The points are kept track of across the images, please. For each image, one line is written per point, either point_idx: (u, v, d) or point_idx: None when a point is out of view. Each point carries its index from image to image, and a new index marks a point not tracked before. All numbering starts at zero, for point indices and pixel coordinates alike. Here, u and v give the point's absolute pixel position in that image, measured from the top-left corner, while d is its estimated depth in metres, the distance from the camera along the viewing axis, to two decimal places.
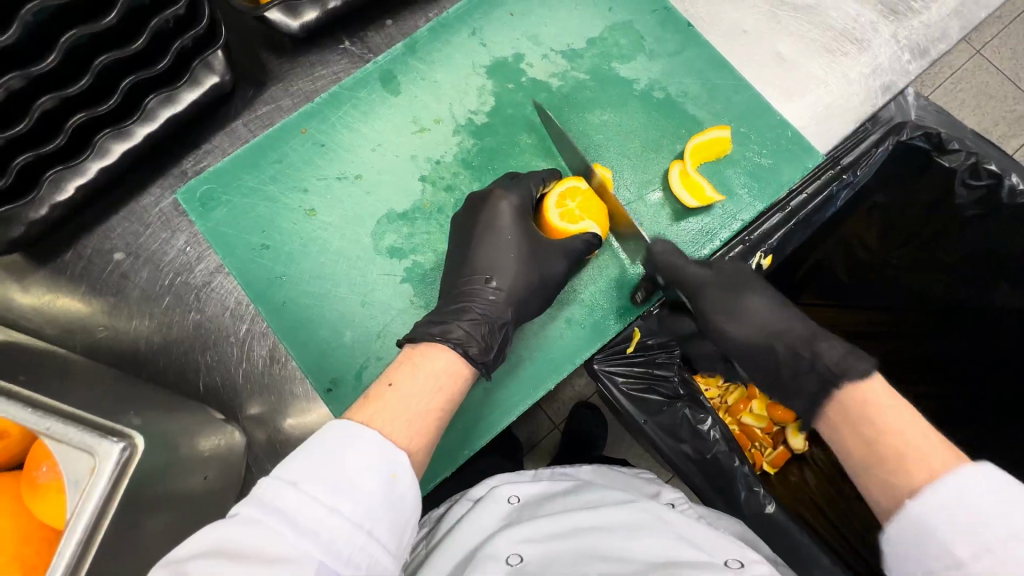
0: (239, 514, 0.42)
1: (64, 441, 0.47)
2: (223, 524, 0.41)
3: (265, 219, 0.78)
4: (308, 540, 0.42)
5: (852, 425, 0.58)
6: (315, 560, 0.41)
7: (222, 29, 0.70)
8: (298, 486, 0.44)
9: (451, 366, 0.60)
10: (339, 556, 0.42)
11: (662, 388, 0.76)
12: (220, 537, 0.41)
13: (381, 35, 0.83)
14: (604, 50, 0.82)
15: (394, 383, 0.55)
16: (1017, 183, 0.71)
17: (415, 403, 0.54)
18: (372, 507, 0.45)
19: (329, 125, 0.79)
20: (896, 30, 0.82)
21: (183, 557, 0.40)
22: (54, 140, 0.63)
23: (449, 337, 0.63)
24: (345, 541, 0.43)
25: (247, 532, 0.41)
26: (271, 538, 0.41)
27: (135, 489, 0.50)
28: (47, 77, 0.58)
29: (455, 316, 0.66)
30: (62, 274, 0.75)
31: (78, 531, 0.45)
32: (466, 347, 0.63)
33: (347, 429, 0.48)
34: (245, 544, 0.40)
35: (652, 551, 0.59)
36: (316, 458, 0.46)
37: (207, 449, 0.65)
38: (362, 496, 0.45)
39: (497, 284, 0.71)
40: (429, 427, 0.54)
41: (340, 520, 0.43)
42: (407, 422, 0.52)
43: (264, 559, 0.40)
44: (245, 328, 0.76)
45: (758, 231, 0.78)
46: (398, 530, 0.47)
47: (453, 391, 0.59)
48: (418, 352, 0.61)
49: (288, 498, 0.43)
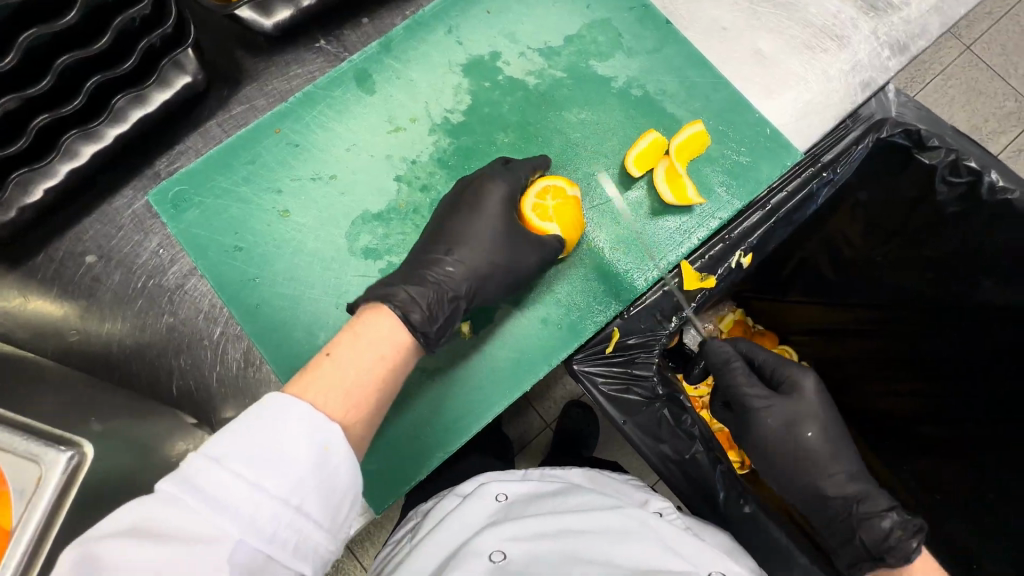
0: (163, 492, 0.43)
1: (9, 452, 0.46)
2: (150, 501, 0.43)
3: (238, 220, 0.77)
4: (229, 518, 0.43)
5: None
6: (235, 538, 0.43)
7: (191, 27, 0.69)
8: (222, 462, 0.45)
9: (395, 337, 0.61)
10: (262, 532, 0.44)
11: (640, 388, 0.75)
12: (144, 515, 0.42)
13: (356, 33, 0.82)
14: (582, 48, 0.82)
15: (332, 353, 0.56)
16: (996, 179, 0.71)
17: (352, 373, 0.55)
18: (300, 483, 0.46)
19: (303, 124, 0.78)
20: (876, 27, 0.81)
21: (103, 535, 0.42)
22: (17, 142, 0.62)
23: (393, 300, 0.63)
24: (269, 517, 0.44)
25: (169, 511, 0.42)
26: (193, 515, 0.43)
27: (87, 499, 0.49)
28: (7, 77, 0.57)
29: (406, 281, 0.66)
30: (33, 277, 0.74)
31: (23, 542, 0.45)
32: (410, 313, 0.63)
33: (280, 400, 0.49)
34: (170, 523, 0.42)
35: (636, 557, 0.61)
36: (244, 432, 0.46)
37: (177, 454, 0.64)
38: (289, 473, 0.46)
39: (456, 256, 0.70)
40: (367, 398, 0.55)
41: (263, 496, 0.44)
42: (342, 392, 0.54)
43: (187, 538, 0.42)
44: (219, 331, 0.75)
45: (739, 229, 0.77)
46: (331, 505, 0.48)
47: (396, 361, 0.59)
48: (362, 320, 0.61)
49: (210, 475, 0.44)
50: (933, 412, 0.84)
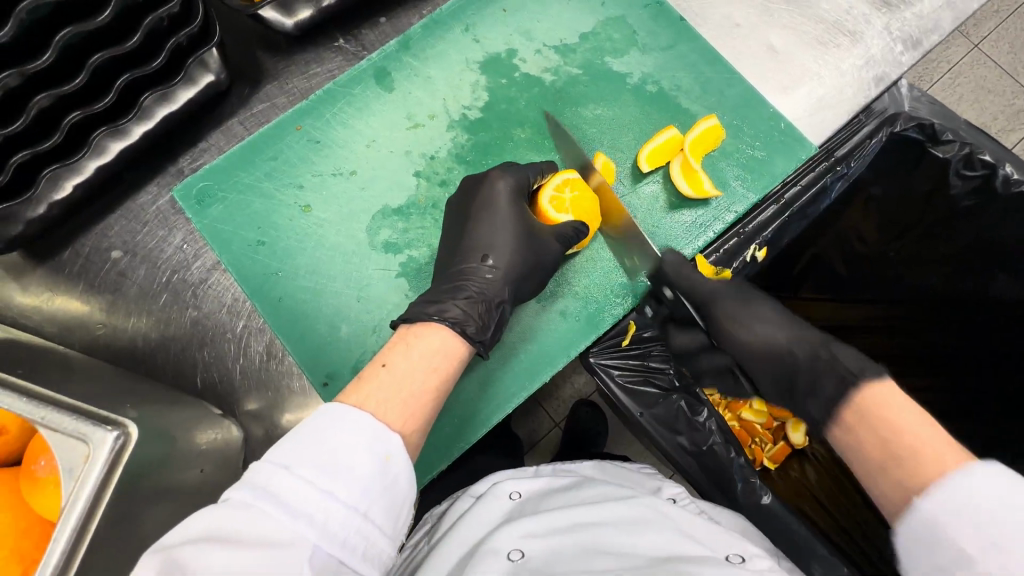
0: (232, 499, 0.43)
1: (58, 431, 0.48)
2: (220, 509, 0.42)
3: (260, 216, 0.78)
4: (303, 523, 0.42)
5: (867, 425, 0.56)
6: (311, 543, 0.42)
7: (216, 26, 0.71)
8: (291, 470, 0.44)
9: (447, 346, 0.61)
10: (334, 539, 0.43)
11: (658, 379, 0.77)
12: (214, 524, 0.41)
13: (374, 32, 0.83)
14: (597, 45, 0.83)
15: (387, 364, 0.56)
16: (1012, 172, 0.71)
17: (409, 383, 0.55)
18: (366, 489, 0.46)
19: (324, 121, 0.80)
20: (888, 22, 0.82)
21: (172, 544, 0.41)
22: (49, 138, 0.64)
23: (446, 315, 0.64)
24: (339, 524, 0.44)
25: (240, 517, 0.42)
26: (265, 521, 0.42)
27: (125, 480, 0.50)
28: (41, 74, 0.59)
29: (452, 292, 0.67)
30: (60, 272, 0.76)
31: (71, 520, 0.46)
32: (463, 326, 0.64)
33: (338, 411, 0.49)
34: (241, 530, 0.41)
35: (654, 546, 0.60)
36: (307, 441, 0.47)
37: (205, 442, 0.67)
38: (354, 479, 0.46)
39: (494, 263, 0.71)
40: (423, 409, 0.55)
41: (332, 502, 0.44)
42: (399, 402, 0.53)
43: (263, 544, 0.40)
44: (242, 324, 0.77)
45: (753, 223, 0.78)
46: (394, 513, 0.48)
47: (449, 372, 0.59)
48: (412, 332, 0.61)
49: (280, 482, 0.44)
50: (949, 407, 0.84)
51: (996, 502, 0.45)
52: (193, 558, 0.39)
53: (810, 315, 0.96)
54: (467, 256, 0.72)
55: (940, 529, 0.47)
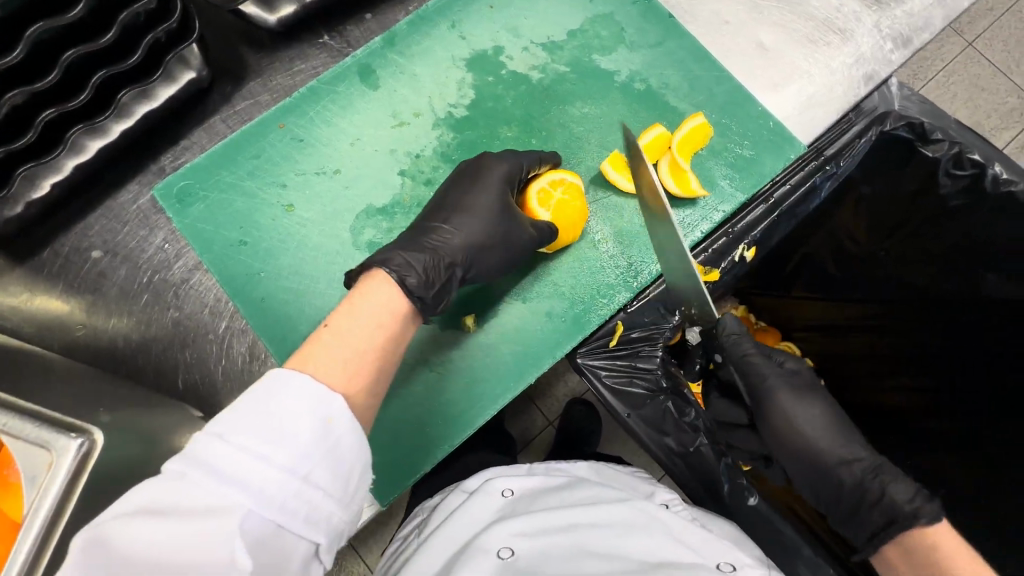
0: (168, 470, 0.43)
1: (20, 439, 0.47)
2: (156, 481, 0.42)
3: (242, 215, 0.77)
4: (237, 490, 0.42)
5: (915, 566, 0.64)
6: (245, 510, 0.42)
7: (196, 22, 0.69)
8: (225, 438, 0.44)
9: (394, 305, 0.59)
10: (271, 503, 0.43)
11: (644, 379, 0.75)
12: (151, 495, 0.42)
13: (360, 28, 0.82)
14: (585, 42, 0.82)
15: (330, 322, 0.55)
16: (1000, 172, 0.71)
17: (351, 341, 0.54)
18: (307, 453, 0.45)
19: (308, 119, 0.78)
20: (878, 20, 0.81)
21: (110, 518, 0.41)
22: (24, 136, 0.62)
23: (390, 263, 0.62)
24: (276, 488, 0.43)
25: (176, 489, 0.42)
26: (199, 491, 0.42)
27: (97, 486, 0.49)
28: (12, 70, 0.57)
29: (404, 248, 0.65)
30: (39, 272, 0.75)
31: (35, 528, 0.45)
32: (405, 275, 0.62)
33: (277, 374, 0.48)
34: (175, 501, 0.41)
35: (646, 549, 0.61)
36: (244, 407, 0.46)
37: (185, 445, 0.64)
38: (294, 444, 0.45)
39: (453, 226, 0.70)
40: (368, 367, 0.54)
41: (269, 468, 0.44)
42: (341, 361, 0.52)
43: (195, 513, 0.41)
44: (224, 325, 0.76)
45: (742, 223, 0.78)
46: (340, 474, 0.47)
47: (396, 330, 0.58)
48: (359, 291, 0.59)
49: (215, 451, 0.43)
50: (938, 407, 0.84)
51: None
52: (123, 532, 0.40)
53: (801, 313, 0.97)
54: (438, 230, 0.70)
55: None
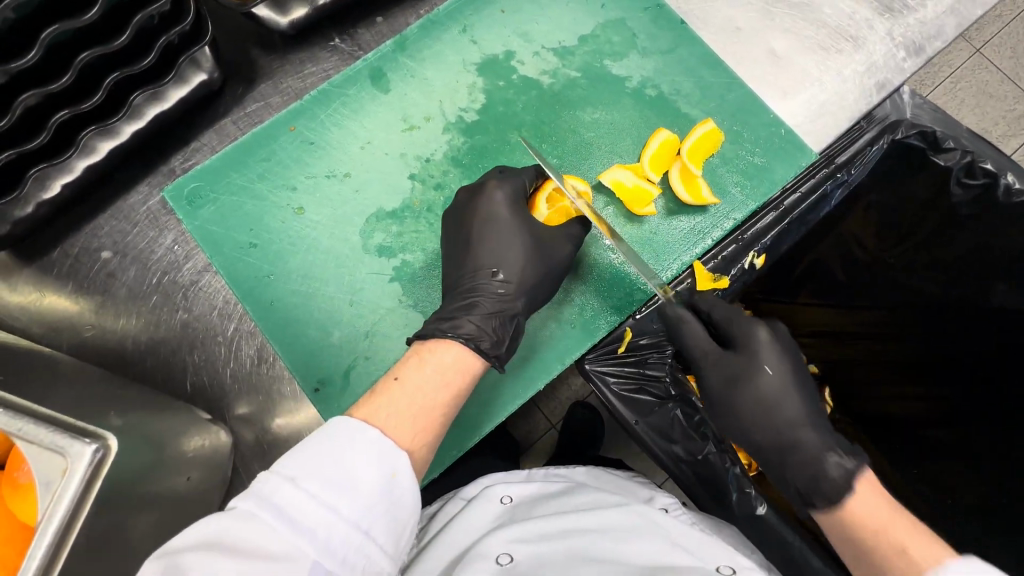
0: (238, 509, 0.43)
1: (34, 444, 0.46)
2: (226, 517, 0.42)
3: (252, 217, 0.77)
4: (305, 538, 0.42)
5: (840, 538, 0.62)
6: (310, 559, 0.42)
7: (209, 23, 0.69)
8: (297, 482, 0.44)
9: (462, 363, 0.61)
10: (334, 555, 0.43)
11: (653, 388, 0.75)
12: (221, 530, 0.41)
13: (371, 32, 0.82)
14: (597, 47, 0.82)
15: (400, 376, 0.57)
16: (1013, 182, 0.71)
17: (419, 397, 0.55)
18: (370, 508, 0.46)
19: (318, 122, 0.78)
20: (891, 28, 0.80)
21: (178, 549, 0.41)
22: (37, 137, 0.62)
23: (459, 331, 0.64)
24: (340, 540, 0.44)
25: (242, 528, 0.42)
26: (268, 534, 0.42)
27: (110, 491, 0.49)
28: (29, 72, 0.57)
29: (468, 309, 0.67)
30: (49, 273, 0.75)
31: (49, 534, 0.45)
32: (478, 341, 0.64)
33: (350, 426, 0.49)
34: (245, 540, 0.41)
35: (645, 554, 0.60)
36: (315, 454, 0.46)
37: (192, 449, 0.65)
38: (359, 498, 0.46)
39: (504, 277, 0.70)
40: (433, 423, 0.55)
41: (336, 518, 0.44)
42: (411, 418, 0.53)
43: (265, 558, 0.40)
44: (233, 327, 0.76)
45: (752, 230, 0.77)
46: (396, 532, 0.48)
47: (460, 387, 0.59)
48: (426, 348, 0.61)
49: (286, 495, 0.43)
50: (947, 418, 0.83)
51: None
52: (197, 564, 0.39)
53: (806, 322, 0.95)
54: (476, 273, 0.71)
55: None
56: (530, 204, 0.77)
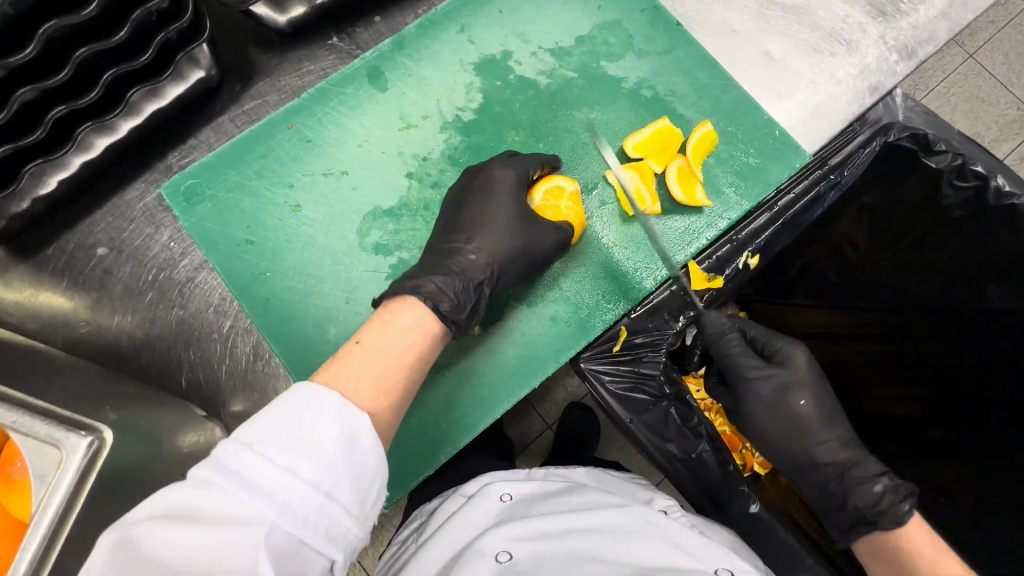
0: (196, 477, 0.43)
1: (30, 436, 0.47)
2: (184, 486, 0.42)
3: (249, 215, 0.77)
4: (263, 500, 0.42)
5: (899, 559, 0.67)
6: (268, 520, 0.42)
7: (207, 21, 0.69)
8: (254, 447, 0.44)
9: (424, 326, 0.61)
10: (293, 515, 0.43)
11: (648, 386, 0.76)
12: (179, 501, 0.42)
13: (369, 31, 0.82)
14: (593, 48, 0.82)
15: (362, 340, 0.56)
16: (1003, 184, 0.72)
17: (382, 359, 0.55)
18: (331, 469, 0.45)
19: (315, 120, 0.79)
20: (884, 31, 0.81)
21: (137, 520, 0.41)
22: (34, 132, 0.63)
23: (421, 291, 0.64)
24: (300, 500, 0.44)
25: (202, 495, 0.42)
26: (226, 499, 0.42)
27: (104, 484, 0.50)
28: (26, 67, 0.58)
29: (434, 273, 0.67)
30: (44, 269, 0.74)
31: (44, 525, 0.45)
32: (438, 302, 0.63)
33: (308, 390, 0.49)
34: (203, 507, 0.41)
35: (643, 554, 0.60)
36: (272, 419, 0.46)
37: (188, 445, 0.65)
38: (319, 459, 0.45)
39: (478, 245, 0.71)
40: (395, 383, 0.55)
41: (294, 480, 0.44)
42: (371, 381, 0.54)
43: (221, 523, 0.41)
44: (229, 324, 0.76)
45: (746, 230, 0.79)
46: (361, 493, 0.47)
47: (423, 350, 0.59)
48: (389, 310, 0.61)
49: (243, 460, 0.43)
50: (943, 417, 0.83)
51: None
52: (155, 536, 0.40)
53: (801, 322, 0.96)
54: (450, 240, 0.72)
55: None
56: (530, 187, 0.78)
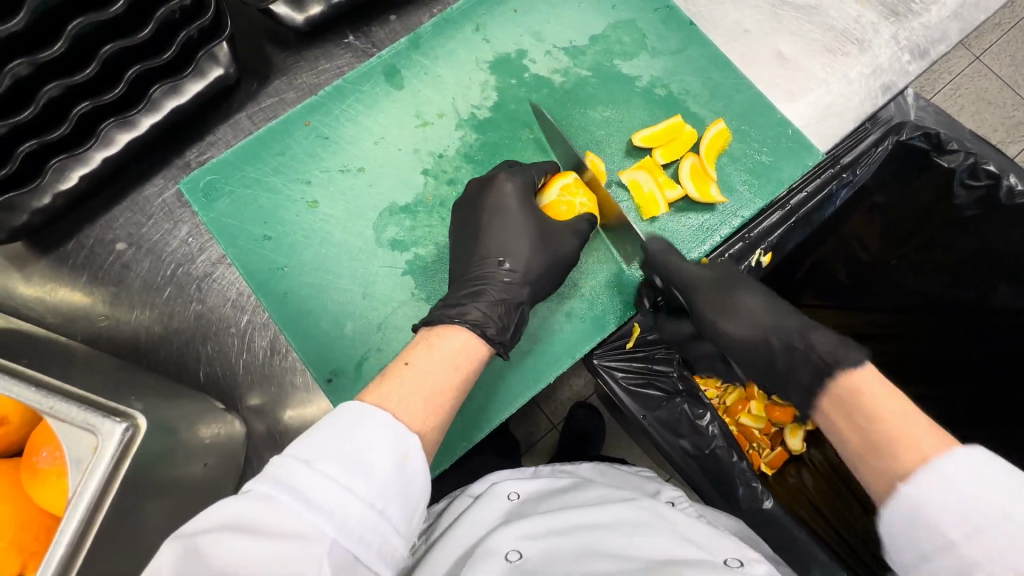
0: (255, 491, 0.43)
1: (64, 421, 0.48)
2: (242, 499, 0.43)
3: (267, 211, 0.78)
4: (322, 517, 0.43)
5: (848, 414, 0.57)
6: (328, 538, 0.42)
7: (228, 19, 0.70)
8: (312, 465, 0.45)
9: (469, 348, 0.61)
10: (351, 534, 0.43)
11: (661, 382, 0.77)
12: (237, 513, 0.42)
13: (384, 29, 0.83)
14: (607, 47, 0.83)
15: (410, 361, 0.57)
16: (1015, 183, 0.72)
17: (429, 380, 0.55)
18: (385, 490, 0.46)
19: (333, 117, 0.80)
20: (897, 31, 0.82)
21: (196, 530, 0.42)
22: (58, 128, 0.63)
23: (467, 318, 0.65)
24: (357, 519, 0.44)
25: (262, 509, 0.42)
26: (284, 514, 0.42)
27: (132, 475, 0.50)
28: (54, 63, 0.59)
29: (477, 298, 0.68)
30: (64, 263, 0.75)
31: (79, 510, 0.46)
32: (484, 328, 0.64)
33: (361, 409, 0.49)
34: (261, 520, 0.42)
35: (653, 548, 0.60)
36: (327, 437, 0.47)
37: (208, 437, 0.66)
38: (374, 479, 0.46)
39: (511, 266, 0.71)
40: (444, 404, 0.55)
41: (351, 499, 0.44)
42: (422, 400, 0.53)
43: (280, 536, 0.41)
44: (246, 319, 0.77)
45: (759, 228, 0.78)
46: (410, 514, 0.48)
47: (469, 371, 0.59)
48: (435, 334, 0.61)
49: (301, 477, 0.44)
50: (951, 416, 0.84)
51: (976, 483, 0.47)
52: (217, 547, 0.40)
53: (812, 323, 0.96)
54: (486, 269, 0.71)
55: (928, 508, 0.48)
56: (545, 183, 0.78)
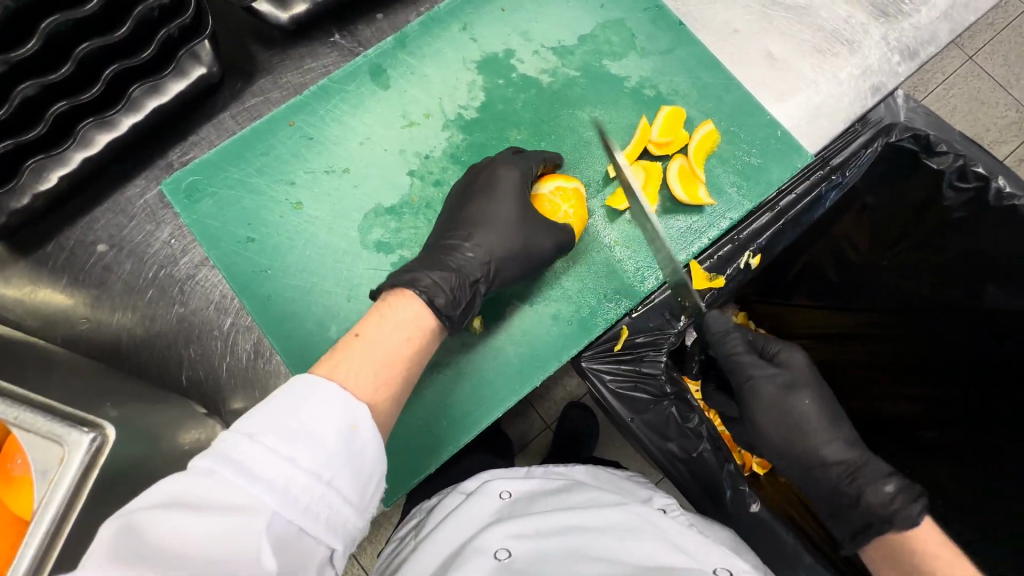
0: (198, 466, 0.43)
1: (31, 432, 0.47)
2: (184, 476, 0.42)
3: (250, 212, 0.77)
4: (264, 490, 0.42)
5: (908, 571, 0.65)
6: (270, 510, 0.42)
7: (209, 18, 0.69)
8: (254, 438, 0.44)
9: (420, 319, 0.61)
10: (295, 505, 0.43)
11: (648, 385, 0.76)
12: (178, 491, 0.41)
13: (371, 28, 0.82)
14: (596, 47, 0.82)
15: (361, 333, 0.56)
16: (1003, 185, 0.72)
17: (380, 351, 0.55)
18: (331, 460, 0.45)
19: (318, 117, 0.79)
20: (886, 32, 0.81)
21: (137, 508, 0.41)
22: (34, 128, 0.62)
23: (419, 285, 0.63)
24: (302, 490, 0.44)
25: (205, 485, 0.42)
26: (227, 489, 0.42)
27: (104, 483, 0.49)
28: (28, 63, 0.58)
29: (430, 267, 0.66)
30: (44, 265, 0.74)
31: (45, 521, 0.45)
32: (433, 297, 0.63)
33: (308, 380, 0.48)
34: (201, 496, 0.41)
35: (644, 555, 0.61)
36: (272, 410, 0.46)
37: (188, 443, 0.64)
38: (319, 448, 0.45)
39: (475, 243, 0.71)
40: (394, 375, 0.55)
41: (295, 470, 0.44)
42: (371, 371, 0.53)
43: (223, 510, 0.41)
44: (229, 321, 0.76)
45: (748, 230, 0.79)
46: (360, 483, 0.47)
47: (421, 343, 0.59)
48: (388, 304, 0.61)
49: (243, 449, 0.43)
50: (938, 417, 0.83)
51: None
52: (155, 522, 0.39)
53: (802, 323, 0.96)
54: (450, 249, 0.71)
55: None
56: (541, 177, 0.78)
